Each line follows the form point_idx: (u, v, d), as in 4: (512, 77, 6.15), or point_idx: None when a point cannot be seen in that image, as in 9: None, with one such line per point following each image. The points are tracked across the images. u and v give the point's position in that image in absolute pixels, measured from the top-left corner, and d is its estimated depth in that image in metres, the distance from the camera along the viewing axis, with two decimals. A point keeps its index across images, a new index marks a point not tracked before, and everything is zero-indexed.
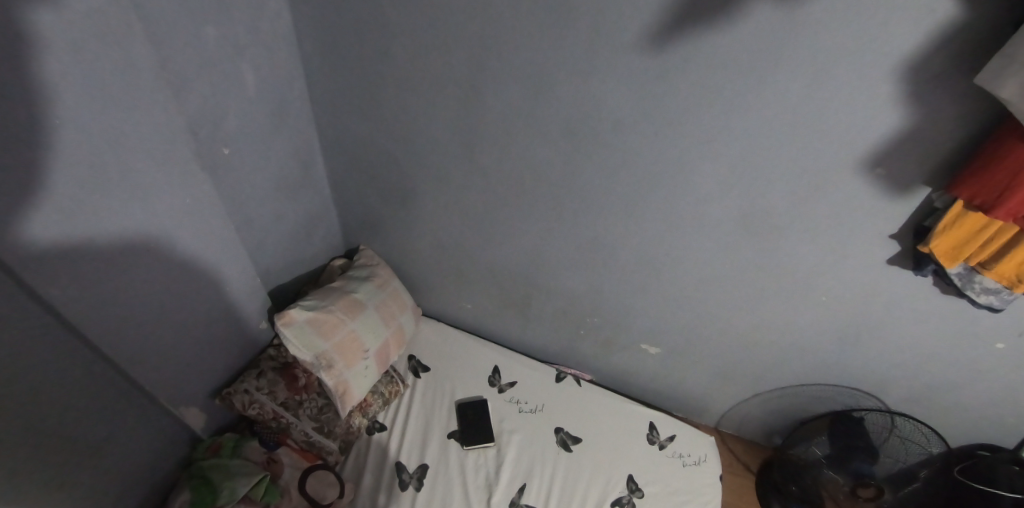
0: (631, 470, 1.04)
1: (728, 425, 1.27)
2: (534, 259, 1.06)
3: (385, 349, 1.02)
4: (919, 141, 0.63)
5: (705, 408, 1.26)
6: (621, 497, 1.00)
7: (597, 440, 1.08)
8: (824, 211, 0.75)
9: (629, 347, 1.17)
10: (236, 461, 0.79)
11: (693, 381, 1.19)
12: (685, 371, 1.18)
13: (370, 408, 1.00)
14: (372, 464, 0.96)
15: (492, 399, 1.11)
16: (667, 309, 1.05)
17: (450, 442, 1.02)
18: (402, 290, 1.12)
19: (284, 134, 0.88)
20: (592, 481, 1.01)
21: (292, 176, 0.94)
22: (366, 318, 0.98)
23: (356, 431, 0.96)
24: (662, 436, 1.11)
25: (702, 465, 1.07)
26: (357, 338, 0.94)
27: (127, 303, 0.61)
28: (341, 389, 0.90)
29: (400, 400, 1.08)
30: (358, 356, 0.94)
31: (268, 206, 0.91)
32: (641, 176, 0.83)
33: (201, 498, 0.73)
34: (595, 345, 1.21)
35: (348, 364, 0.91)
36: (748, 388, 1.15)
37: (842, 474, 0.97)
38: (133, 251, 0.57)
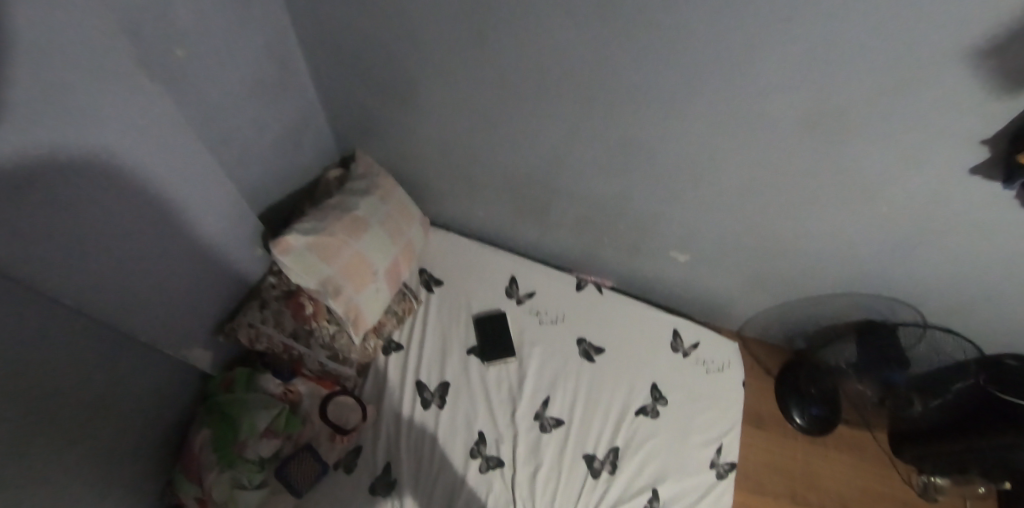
0: (655, 378, 1.02)
1: (753, 329, 1.22)
2: (555, 165, 0.92)
3: (396, 268, 0.94)
4: None
5: (726, 315, 1.21)
6: (646, 405, 0.98)
7: (620, 349, 1.04)
8: (920, 112, 0.60)
9: (655, 253, 1.08)
10: (254, 394, 0.79)
11: (719, 288, 1.13)
12: (712, 280, 1.11)
13: (384, 328, 0.96)
14: (393, 385, 0.93)
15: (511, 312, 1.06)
16: (704, 217, 0.94)
17: (470, 358, 0.99)
18: (409, 200, 1.00)
19: (248, 24, 0.68)
20: (616, 391, 0.99)
21: (266, 77, 0.77)
22: (372, 236, 0.89)
23: (372, 353, 0.93)
24: (685, 343, 1.08)
25: (725, 371, 1.06)
26: (365, 259, 0.86)
27: (90, 252, 0.51)
28: (353, 313, 0.84)
29: (414, 317, 1.02)
30: (369, 278, 0.87)
31: (240, 115, 0.75)
32: (699, 68, 0.65)
33: (223, 432, 0.74)
34: (618, 253, 1.12)
35: (358, 287, 0.85)
36: (777, 294, 1.10)
37: (867, 383, 0.93)
38: (93, 198, 0.46)
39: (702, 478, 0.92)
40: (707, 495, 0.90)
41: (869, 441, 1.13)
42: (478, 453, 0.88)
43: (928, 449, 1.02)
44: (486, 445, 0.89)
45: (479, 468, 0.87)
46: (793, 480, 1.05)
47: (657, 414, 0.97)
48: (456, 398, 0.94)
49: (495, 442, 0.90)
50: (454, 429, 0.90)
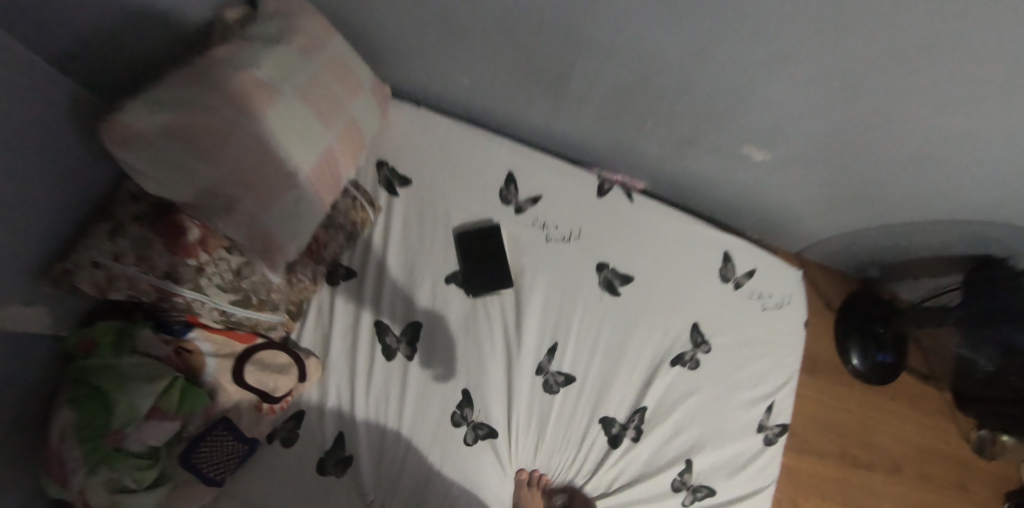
0: (696, 317, 0.76)
1: (820, 250, 0.92)
2: (619, 22, 0.51)
3: (333, 160, 0.58)
4: None
5: (791, 233, 0.90)
6: (684, 352, 0.74)
7: (654, 279, 0.76)
8: None
9: (722, 149, 0.71)
10: (130, 359, 0.52)
11: (804, 199, 0.79)
12: (795, 193, 0.78)
13: (325, 250, 0.66)
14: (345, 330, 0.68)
15: (509, 226, 0.74)
16: (844, 114, 0.57)
17: (450, 290, 0.71)
18: (350, 57, 0.62)
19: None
20: (647, 337, 0.73)
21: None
22: (283, 110, 0.50)
23: (309, 286, 0.66)
24: (738, 271, 0.81)
25: (784, 308, 0.82)
26: (275, 151, 0.49)
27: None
28: (261, 239, 0.53)
29: (372, 231, 0.72)
30: (285, 185, 0.51)
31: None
32: None
33: (88, 419, 0.49)
34: (670, 151, 0.75)
35: (265, 200, 0.50)
36: (877, 216, 0.77)
37: (965, 339, 0.67)
38: None
39: (750, 444, 0.75)
40: (752, 466, 0.74)
41: (931, 391, 0.95)
42: (464, 419, 0.66)
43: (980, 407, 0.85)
44: (473, 409, 0.67)
45: (463, 438, 0.66)
46: (838, 433, 0.88)
47: (696, 365, 0.74)
48: (431, 346, 0.69)
49: (485, 403, 0.67)
50: (430, 392, 0.67)
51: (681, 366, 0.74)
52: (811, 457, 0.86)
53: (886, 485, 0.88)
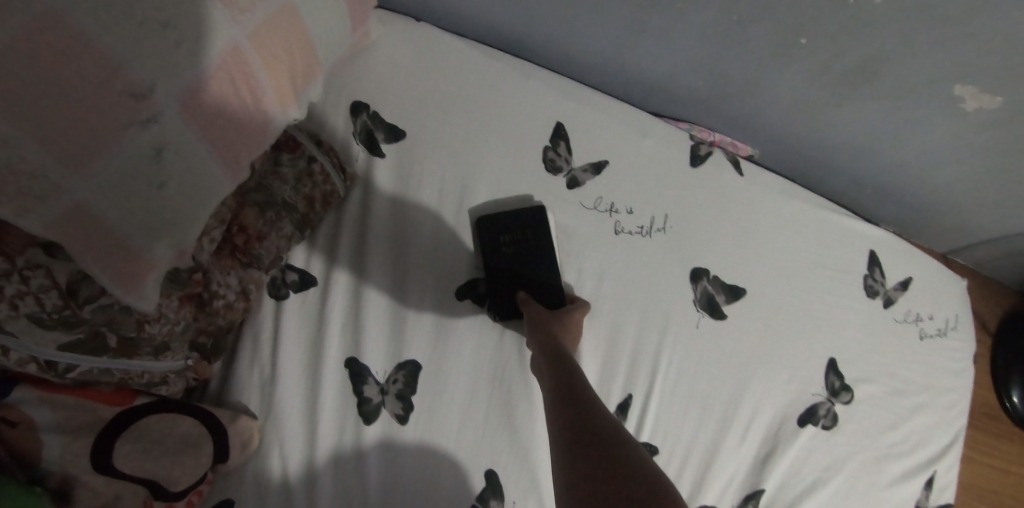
0: (834, 351, 0.51)
1: (983, 251, 0.65)
2: None
3: (252, 67, 0.24)
4: None
5: (957, 226, 0.61)
6: (818, 404, 0.49)
7: (774, 295, 0.50)
8: None
9: (916, 89, 0.42)
10: None
11: (1016, 180, 0.50)
12: (1011, 170, 0.49)
13: (257, 246, 0.37)
14: (297, 379, 0.40)
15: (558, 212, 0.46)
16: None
17: (463, 311, 0.44)
18: None
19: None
20: (764, 384, 0.48)
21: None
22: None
23: (232, 305, 0.37)
24: (891, 280, 0.54)
25: (948, 335, 0.56)
26: (67, 19, 0.16)
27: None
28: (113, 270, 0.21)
29: (339, 214, 0.44)
30: (115, 119, 0.18)
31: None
32: None
33: None
34: (825, 100, 0.45)
35: (59, 155, 0.17)
36: None
37: None
38: None
39: None
40: None
41: None
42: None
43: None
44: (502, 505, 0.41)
45: None
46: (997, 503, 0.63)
47: (835, 421, 0.50)
48: (435, 403, 0.42)
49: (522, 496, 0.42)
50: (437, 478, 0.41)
51: (813, 425, 0.49)
52: None
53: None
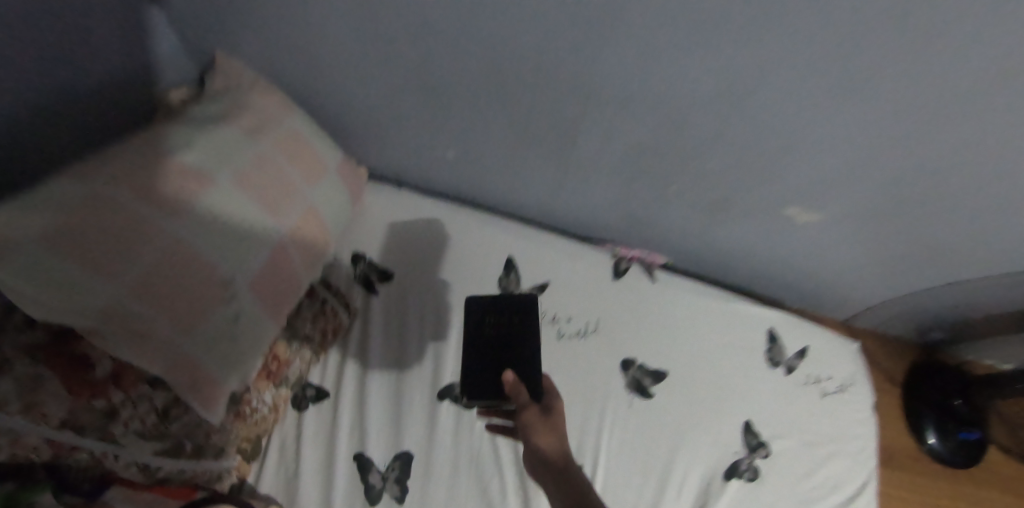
0: (748, 415, 0.63)
1: (876, 317, 0.78)
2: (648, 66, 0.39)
3: (287, 258, 0.42)
4: None
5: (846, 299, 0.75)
6: (739, 461, 0.60)
7: (691, 373, 0.63)
8: None
9: (761, 214, 0.58)
10: None
11: (864, 266, 0.66)
12: (853, 261, 0.65)
13: (287, 370, 0.51)
14: (315, 475, 0.51)
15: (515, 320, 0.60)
16: (957, 180, 0.45)
17: (443, 406, 0.56)
18: (315, 134, 0.50)
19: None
20: (694, 448, 0.59)
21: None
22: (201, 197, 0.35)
23: (268, 416, 0.50)
24: (789, 351, 0.68)
25: (848, 393, 0.68)
26: (189, 251, 0.33)
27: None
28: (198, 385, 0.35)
29: (346, 338, 0.58)
30: (209, 301, 0.34)
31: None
32: None
33: None
34: (700, 223, 0.62)
35: (182, 324, 0.33)
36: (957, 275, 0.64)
37: None
38: None
39: None
40: None
41: None
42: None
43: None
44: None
45: None
46: None
47: (756, 474, 0.60)
48: (425, 486, 0.53)
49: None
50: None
51: (738, 479, 0.59)
52: None
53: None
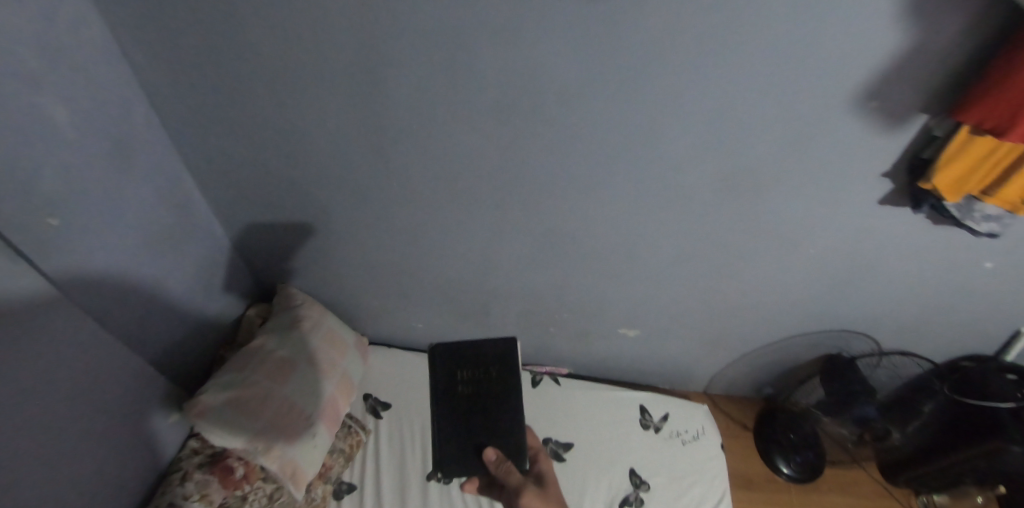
0: (632, 462, 0.96)
1: (718, 386, 1.18)
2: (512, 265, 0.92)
3: (336, 403, 0.87)
4: (923, 55, 0.56)
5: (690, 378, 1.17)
6: (628, 495, 0.92)
7: (588, 441, 0.98)
8: (833, 142, 0.67)
9: (606, 335, 1.04)
10: None
11: (681, 358, 1.10)
12: (672, 356, 1.10)
13: (330, 471, 0.86)
14: None
15: (494, 373, 0.71)
16: (671, 298, 0.95)
17: (430, 484, 0.90)
18: (339, 327, 0.96)
19: (136, 180, 0.70)
20: (596, 489, 0.92)
21: (163, 171, 0.75)
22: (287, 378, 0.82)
23: (319, 502, 0.84)
24: (654, 417, 1.04)
25: (702, 438, 1.02)
26: (285, 403, 0.79)
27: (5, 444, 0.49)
28: (289, 469, 0.76)
29: (364, 450, 0.93)
30: (295, 426, 0.78)
31: (134, 281, 0.73)
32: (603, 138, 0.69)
33: None
34: (574, 346, 1.08)
35: (285, 438, 0.77)
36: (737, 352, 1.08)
37: (846, 425, 0.96)
38: None
39: None
40: None
41: (861, 479, 1.17)
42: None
43: (941, 464, 1.04)
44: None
45: None
46: None
47: (642, 503, 0.92)
48: None
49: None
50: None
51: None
52: None
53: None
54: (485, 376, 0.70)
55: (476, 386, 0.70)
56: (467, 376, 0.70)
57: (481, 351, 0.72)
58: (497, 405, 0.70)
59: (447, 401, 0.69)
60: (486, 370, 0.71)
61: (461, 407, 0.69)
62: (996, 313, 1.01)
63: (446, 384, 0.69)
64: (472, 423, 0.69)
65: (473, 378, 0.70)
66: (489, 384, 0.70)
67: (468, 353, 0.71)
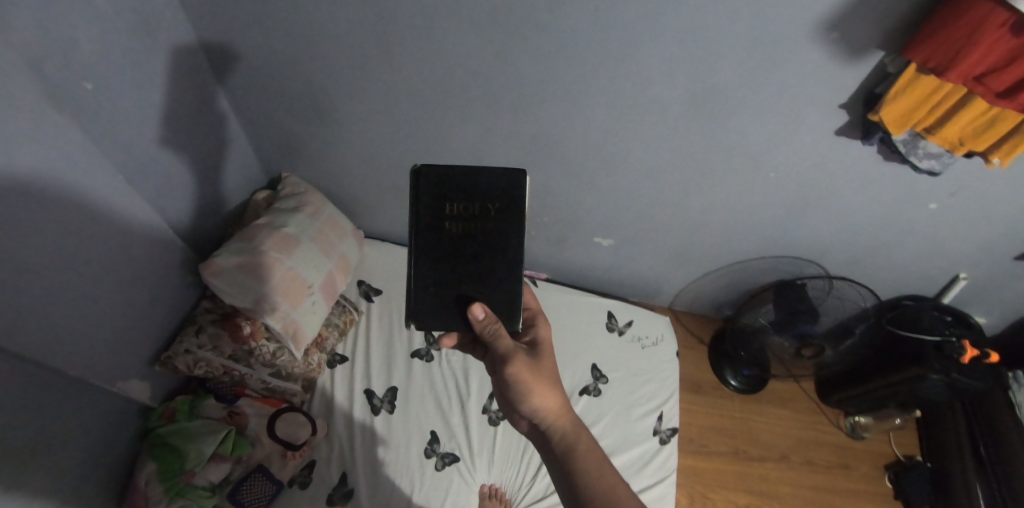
0: (595, 359, 1.19)
1: (681, 303, 1.40)
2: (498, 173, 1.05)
3: (330, 280, 1.03)
4: (864, 13, 0.62)
5: (658, 292, 1.37)
6: (588, 385, 1.16)
7: (559, 336, 1.21)
8: (780, 76, 0.74)
9: (581, 240, 1.22)
10: (197, 422, 0.93)
11: (643, 269, 1.28)
12: (634, 265, 1.28)
13: (326, 342, 1.07)
14: (344, 397, 1.08)
15: (489, 208, 0.63)
16: (635, 212, 1.10)
17: (413, 362, 1.14)
18: (338, 215, 1.09)
19: (168, 81, 0.80)
20: (563, 375, 1.16)
21: (188, 64, 0.84)
22: (289, 250, 0.94)
23: (316, 366, 1.06)
24: (620, 323, 1.27)
25: (658, 344, 1.25)
26: (293, 274, 0.93)
27: (34, 278, 0.60)
28: (290, 329, 0.92)
29: (356, 327, 1.16)
30: (298, 294, 0.93)
31: (166, 166, 0.86)
32: (581, 59, 0.77)
33: (167, 462, 0.89)
34: (551, 248, 1.26)
35: (290, 301, 0.91)
36: (695, 267, 1.25)
37: (787, 340, 1.06)
38: (40, 192, 0.57)
39: (649, 446, 1.12)
40: (651, 464, 1.10)
41: (799, 393, 1.34)
42: (433, 452, 1.04)
43: (866, 387, 1.16)
44: (440, 443, 1.06)
45: (434, 465, 1.03)
46: (735, 437, 1.26)
47: (599, 392, 1.15)
48: (408, 399, 1.09)
49: (448, 439, 1.07)
50: (409, 435, 1.05)
51: (588, 394, 1.15)
52: (708, 455, 1.24)
53: (778, 471, 1.24)
54: (481, 213, 0.63)
55: (466, 223, 0.64)
56: (457, 212, 0.63)
57: (478, 184, 0.63)
58: (489, 251, 0.64)
59: (434, 240, 0.63)
60: (483, 206, 0.63)
61: (448, 247, 0.64)
62: (942, 261, 1.09)
63: (431, 216, 0.63)
64: (460, 268, 0.65)
65: (465, 214, 0.63)
66: (484, 223, 0.64)
67: (462, 183, 0.63)
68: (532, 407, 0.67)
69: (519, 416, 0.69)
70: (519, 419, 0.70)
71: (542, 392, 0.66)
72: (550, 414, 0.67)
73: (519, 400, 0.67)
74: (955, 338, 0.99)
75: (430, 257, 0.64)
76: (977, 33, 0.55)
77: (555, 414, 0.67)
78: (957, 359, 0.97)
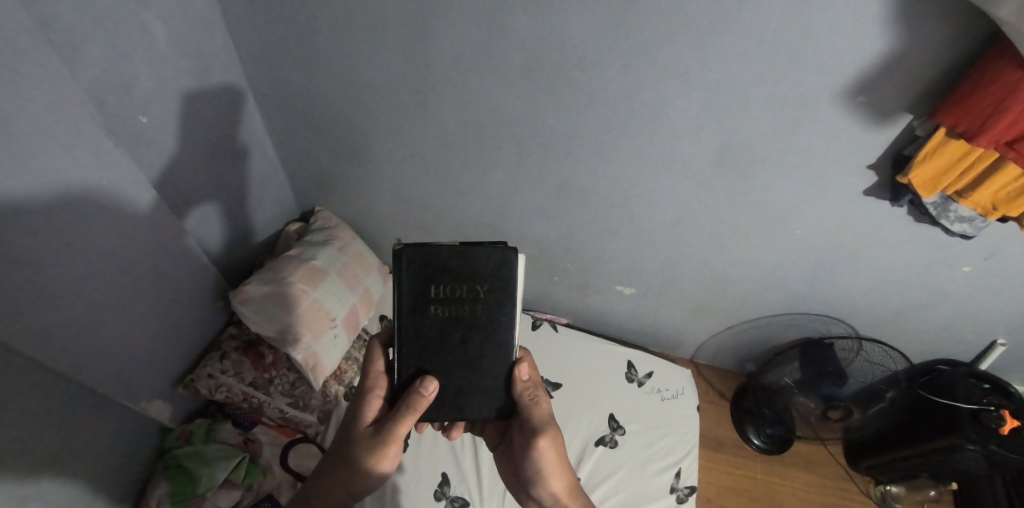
0: (612, 409, 1.17)
1: (703, 355, 1.37)
2: (523, 216, 1.07)
3: (353, 314, 1.05)
4: (887, 78, 0.64)
5: (680, 343, 1.35)
6: (604, 436, 1.13)
7: (576, 383, 1.20)
8: (808, 140, 0.76)
9: (603, 288, 1.22)
10: (213, 446, 0.95)
11: (665, 318, 1.27)
12: (656, 312, 1.25)
13: (345, 375, 1.10)
14: None
15: (480, 289, 0.65)
16: (660, 260, 1.09)
17: None
18: (365, 250, 1.12)
19: (218, 115, 0.86)
20: (579, 423, 1.14)
21: (238, 101, 0.90)
22: (315, 281, 0.97)
23: (334, 399, 1.07)
24: (640, 373, 1.25)
25: (678, 397, 1.22)
26: (319, 306, 0.96)
27: (73, 295, 0.64)
28: (310, 360, 0.94)
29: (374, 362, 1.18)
30: (322, 323, 0.96)
31: (207, 194, 0.91)
32: (610, 111, 0.80)
33: (180, 484, 0.91)
34: (573, 294, 1.26)
35: (315, 332, 0.94)
36: (720, 321, 1.23)
37: (812, 399, 1.03)
38: (87, 213, 0.61)
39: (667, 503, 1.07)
40: None
41: (826, 456, 1.28)
42: (443, 494, 1.02)
43: (897, 455, 1.11)
44: (449, 486, 1.04)
45: None
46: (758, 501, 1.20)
47: (615, 444, 1.12)
48: (421, 438, 1.08)
49: (459, 483, 1.04)
50: (419, 474, 1.04)
51: (603, 445, 1.12)
52: None
53: None
54: (469, 294, 0.65)
55: (452, 304, 0.66)
56: (444, 295, 0.65)
57: (468, 265, 0.64)
58: (478, 332, 0.67)
59: (422, 324, 0.65)
60: (472, 287, 0.65)
61: (436, 332, 0.66)
62: (979, 324, 1.05)
63: (418, 300, 0.65)
64: (449, 352, 0.67)
65: (453, 296, 0.65)
66: (473, 304, 0.66)
67: (449, 266, 0.64)
68: (545, 486, 0.70)
69: (530, 495, 0.74)
70: (530, 496, 0.74)
71: (556, 472, 0.70)
72: (561, 495, 0.71)
73: (534, 478, 0.70)
74: (994, 408, 0.93)
75: (419, 343, 0.66)
76: (1005, 102, 0.54)
77: (565, 496, 0.71)
78: (996, 430, 0.91)
